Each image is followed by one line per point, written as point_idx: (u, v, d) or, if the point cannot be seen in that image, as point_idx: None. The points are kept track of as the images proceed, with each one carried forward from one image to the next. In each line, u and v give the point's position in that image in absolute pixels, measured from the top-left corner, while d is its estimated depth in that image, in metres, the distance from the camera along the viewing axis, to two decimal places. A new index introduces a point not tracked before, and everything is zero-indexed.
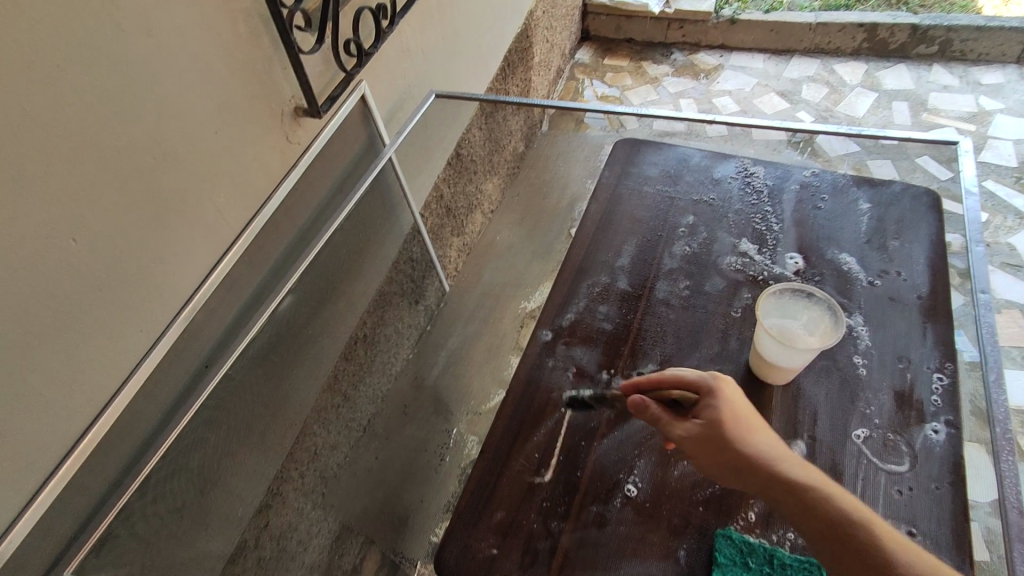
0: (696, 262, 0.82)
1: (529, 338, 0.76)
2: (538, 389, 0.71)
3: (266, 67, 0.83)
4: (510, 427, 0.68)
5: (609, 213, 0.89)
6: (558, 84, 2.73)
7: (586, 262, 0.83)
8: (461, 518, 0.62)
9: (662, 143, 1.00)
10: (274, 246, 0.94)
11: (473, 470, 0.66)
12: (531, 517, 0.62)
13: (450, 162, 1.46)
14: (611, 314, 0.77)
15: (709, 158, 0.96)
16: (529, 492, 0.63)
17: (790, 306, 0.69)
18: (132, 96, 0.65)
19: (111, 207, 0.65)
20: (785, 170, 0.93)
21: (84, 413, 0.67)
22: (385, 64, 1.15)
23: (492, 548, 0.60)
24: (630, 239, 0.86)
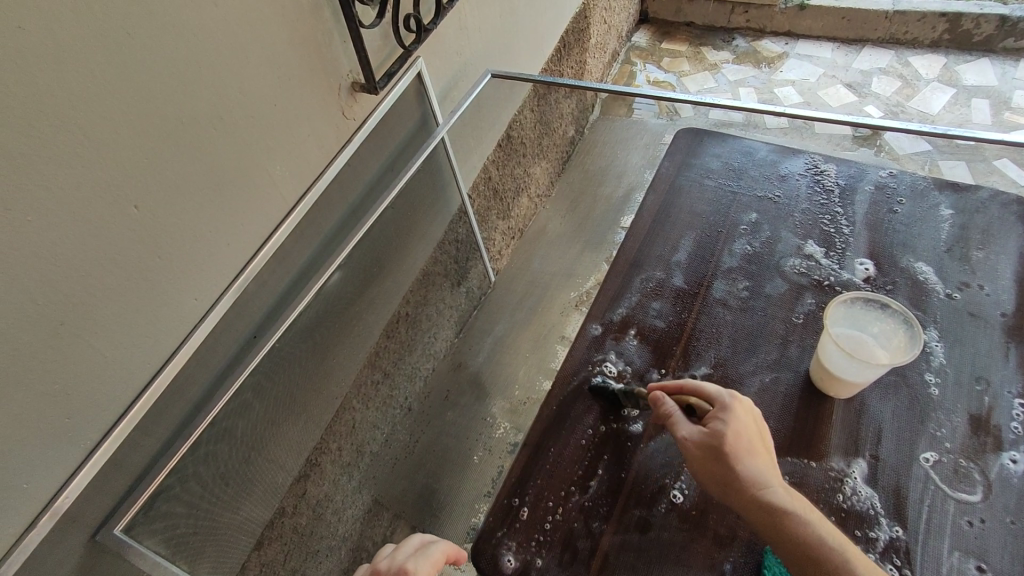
0: (757, 262, 0.78)
1: (578, 331, 0.74)
2: (585, 384, 0.69)
3: (327, 40, 0.83)
4: (555, 421, 0.67)
5: (667, 206, 0.86)
6: (613, 68, 2.66)
7: (640, 255, 0.80)
8: (499, 511, 0.62)
9: (726, 134, 0.95)
10: (325, 221, 0.94)
11: (513, 463, 0.64)
12: (571, 516, 0.60)
13: (500, 144, 1.44)
14: (664, 312, 0.74)
15: (776, 152, 0.91)
16: (570, 490, 0.62)
17: (860, 316, 0.65)
18: (196, 66, 0.65)
19: (174, 176, 0.66)
20: (859, 169, 0.87)
21: (140, 376, 0.69)
22: (442, 41, 1.14)
23: (530, 542, 0.59)
24: (688, 234, 0.82)
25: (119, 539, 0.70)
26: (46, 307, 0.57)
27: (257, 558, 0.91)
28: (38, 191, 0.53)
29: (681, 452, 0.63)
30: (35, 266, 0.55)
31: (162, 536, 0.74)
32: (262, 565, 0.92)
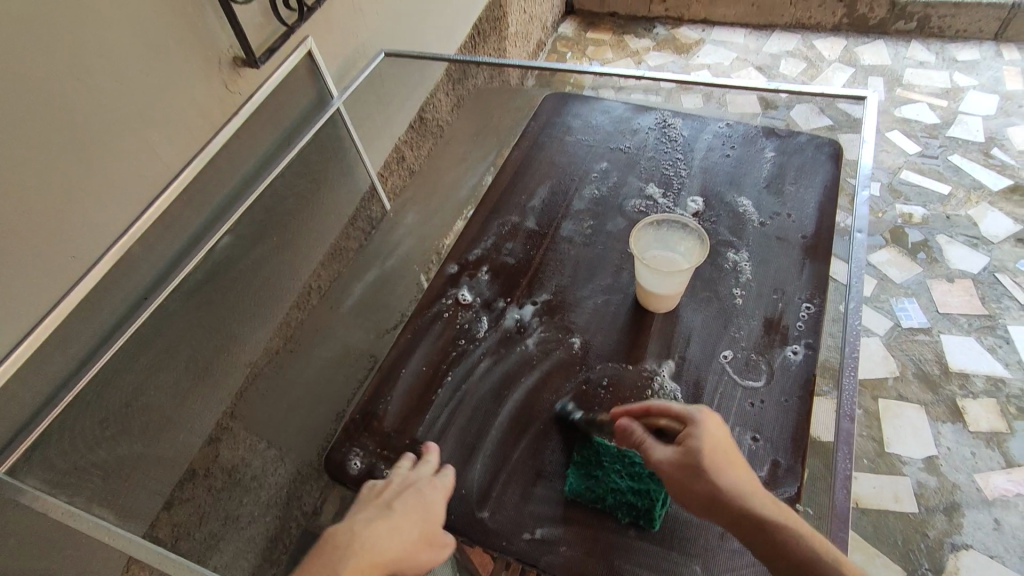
0: (603, 204, 0.86)
1: (437, 272, 0.81)
2: (437, 315, 0.76)
3: (200, 15, 0.88)
4: (408, 347, 0.73)
5: (529, 160, 0.94)
6: (539, 57, 2.74)
7: (500, 203, 0.88)
8: (357, 426, 0.68)
9: (590, 96, 1.04)
10: (215, 189, 0.99)
11: (366, 387, 0.71)
12: (414, 426, 0.67)
13: (412, 125, 1.50)
14: (515, 251, 0.82)
15: (632, 110, 1.00)
16: (413, 403, 0.69)
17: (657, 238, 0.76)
18: (54, 35, 0.70)
19: (35, 136, 0.71)
20: (702, 121, 0.97)
21: (14, 328, 0.73)
22: (334, 21, 1.19)
23: (373, 451, 0.66)
24: (545, 183, 0.90)
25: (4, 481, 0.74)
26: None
27: (166, 516, 0.91)
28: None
29: (517, 367, 0.71)
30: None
31: (47, 480, 0.77)
32: (173, 524, 0.91)
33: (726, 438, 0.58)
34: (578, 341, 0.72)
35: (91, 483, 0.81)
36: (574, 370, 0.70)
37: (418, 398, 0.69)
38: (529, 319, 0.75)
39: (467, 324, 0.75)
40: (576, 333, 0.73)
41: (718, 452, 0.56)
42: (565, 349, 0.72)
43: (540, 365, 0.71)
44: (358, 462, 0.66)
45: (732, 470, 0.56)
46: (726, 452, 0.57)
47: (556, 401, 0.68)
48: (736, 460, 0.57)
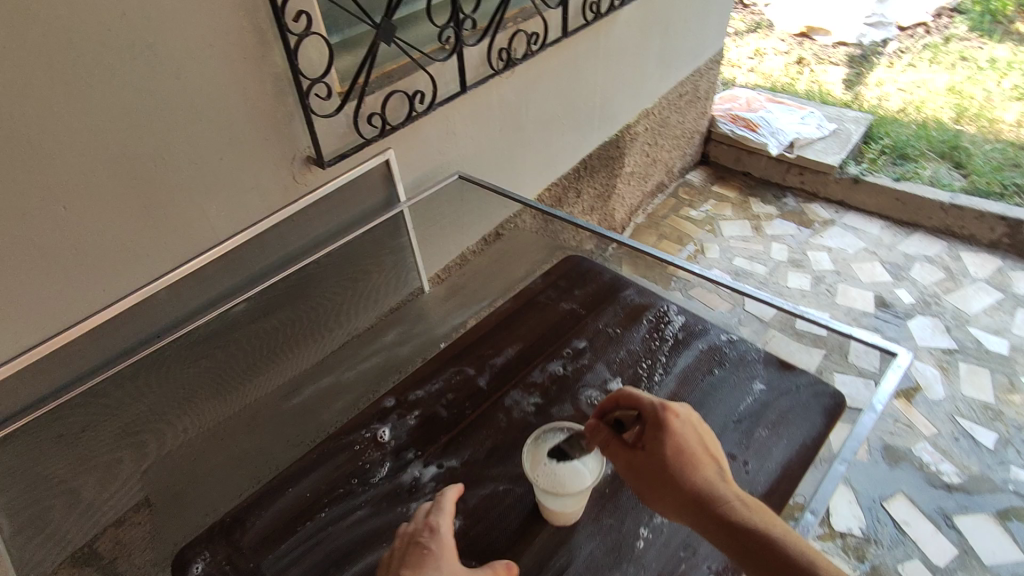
0: (560, 384, 0.87)
1: (374, 401, 0.85)
2: (347, 445, 0.79)
3: (286, 119, 1.03)
4: (306, 466, 0.77)
5: (514, 315, 0.97)
6: (656, 198, 2.72)
7: (464, 350, 0.91)
8: (221, 530, 0.71)
9: (605, 269, 1.05)
10: (257, 259, 1.11)
11: (252, 492, 0.75)
12: (268, 550, 0.69)
13: (485, 237, 1.55)
14: (451, 405, 0.84)
15: (637, 296, 1.00)
16: (280, 527, 0.71)
17: (544, 450, 0.76)
18: (149, 119, 0.86)
19: (101, 193, 0.86)
20: (701, 327, 0.95)
21: (29, 337, 0.86)
22: (423, 139, 1.32)
23: (220, 561, 0.69)
24: (516, 343, 0.93)
25: None
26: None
27: (111, 533, 0.96)
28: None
29: (388, 528, 0.72)
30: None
31: None
32: (115, 543, 0.95)
33: (701, 435, 0.71)
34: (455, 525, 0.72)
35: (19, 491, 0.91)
36: None
37: (286, 522, 0.72)
38: (426, 481, 0.76)
39: (368, 464, 0.77)
40: (461, 515, 0.73)
41: (686, 451, 0.70)
42: None
43: None
44: (201, 566, 0.69)
45: (695, 463, 0.70)
46: (690, 447, 0.70)
47: None
48: (701, 455, 0.70)
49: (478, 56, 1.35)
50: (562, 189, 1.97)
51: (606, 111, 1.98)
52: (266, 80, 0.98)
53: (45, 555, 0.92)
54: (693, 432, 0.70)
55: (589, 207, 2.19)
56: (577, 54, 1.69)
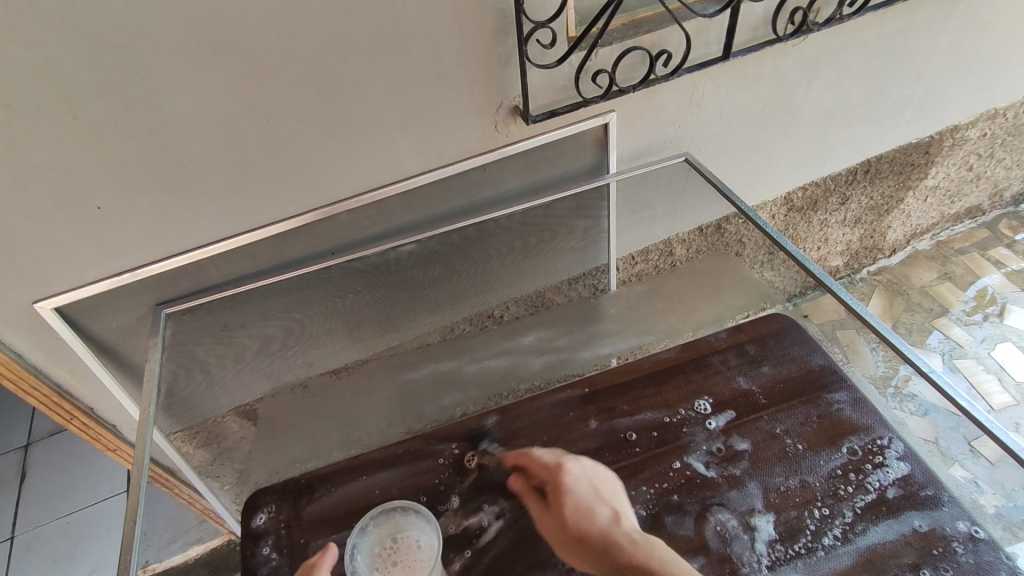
0: (695, 490, 0.75)
1: (480, 415, 0.83)
2: (430, 454, 0.79)
3: (500, 62, 0.92)
4: (387, 457, 0.79)
5: (671, 373, 0.85)
6: (961, 224, 2.04)
7: (593, 396, 0.83)
8: (288, 492, 0.76)
9: (820, 351, 0.86)
10: (439, 202, 1.06)
11: (329, 465, 0.78)
12: (318, 528, 0.73)
13: (703, 228, 1.23)
14: (553, 455, 0.78)
15: (851, 409, 0.80)
16: (339, 514, 0.73)
17: (392, 531, 0.70)
18: (357, 43, 0.82)
19: (300, 110, 0.86)
20: (928, 494, 0.73)
21: (224, 229, 0.93)
22: (656, 104, 1.11)
23: (281, 516, 0.74)
24: (660, 411, 0.81)
25: (161, 316, 0.97)
26: (173, 153, 0.83)
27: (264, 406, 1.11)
28: (191, 75, 0.77)
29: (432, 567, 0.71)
30: (174, 124, 0.80)
31: (181, 331, 0.99)
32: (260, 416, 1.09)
33: (594, 486, 0.71)
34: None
35: (180, 360, 1.00)
36: None
37: (344, 508, 0.74)
38: (487, 536, 0.72)
39: (443, 486, 0.76)
40: None
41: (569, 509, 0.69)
42: None
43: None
44: (264, 518, 0.74)
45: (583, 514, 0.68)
46: (585, 503, 0.69)
47: None
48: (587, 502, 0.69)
49: (761, 13, 1.05)
50: (823, 192, 1.57)
51: (928, 106, 1.47)
52: (486, 14, 0.86)
53: (210, 407, 1.07)
54: (584, 480, 0.71)
55: (853, 218, 1.73)
56: (912, 24, 1.24)
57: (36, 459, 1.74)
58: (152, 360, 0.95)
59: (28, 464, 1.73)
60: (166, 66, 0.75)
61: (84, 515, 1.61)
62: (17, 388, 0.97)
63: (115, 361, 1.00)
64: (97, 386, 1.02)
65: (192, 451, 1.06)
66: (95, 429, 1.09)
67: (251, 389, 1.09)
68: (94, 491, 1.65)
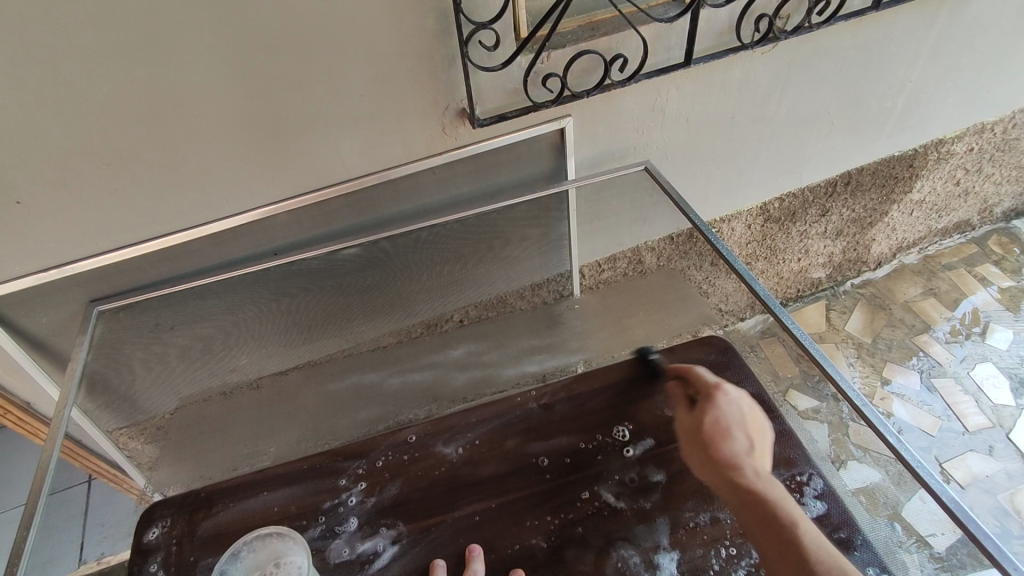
0: (599, 523, 0.71)
1: (397, 430, 0.80)
2: (336, 470, 0.76)
3: (443, 64, 0.89)
4: (294, 470, 0.76)
5: (594, 396, 0.82)
6: (949, 239, 2.00)
7: (511, 416, 0.80)
8: (186, 505, 0.73)
9: (750, 379, 0.87)
10: (387, 205, 1.03)
11: (232, 477, 0.76)
12: (209, 547, 0.70)
13: (671, 237, 1.15)
14: (460, 476, 0.75)
15: (774, 443, 0.78)
16: (232, 532, 0.71)
17: (268, 556, 0.66)
18: (287, 42, 0.79)
19: (228, 107, 0.83)
20: (841, 536, 0.71)
21: (157, 227, 0.91)
22: (616, 110, 1.07)
23: (174, 531, 0.71)
24: (573, 437, 0.78)
25: (91, 313, 0.96)
26: (95, 150, 0.80)
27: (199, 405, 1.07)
28: (111, 70, 0.75)
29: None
30: (94, 120, 0.78)
31: (113, 329, 0.97)
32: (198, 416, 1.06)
33: (752, 416, 0.71)
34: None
35: (115, 357, 0.99)
36: None
37: (239, 527, 0.71)
38: (380, 562, 0.69)
39: (342, 505, 0.73)
40: None
41: (716, 427, 0.70)
42: None
43: None
44: (157, 533, 0.72)
45: (731, 453, 0.67)
46: (743, 425, 0.70)
47: None
48: (749, 427, 0.69)
49: (725, 19, 1.02)
50: (802, 204, 1.53)
51: (910, 118, 1.43)
52: (426, 15, 0.83)
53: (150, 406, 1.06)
54: (743, 406, 0.71)
55: (835, 229, 1.69)
56: (891, 33, 1.19)
57: None
58: (75, 360, 0.94)
59: None
60: (81, 61, 0.73)
61: None
62: None
63: (47, 356, 0.98)
64: (32, 381, 1.01)
65: (139, 448, 1.04)
66: (33, 424, 1.08)
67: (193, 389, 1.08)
68: None
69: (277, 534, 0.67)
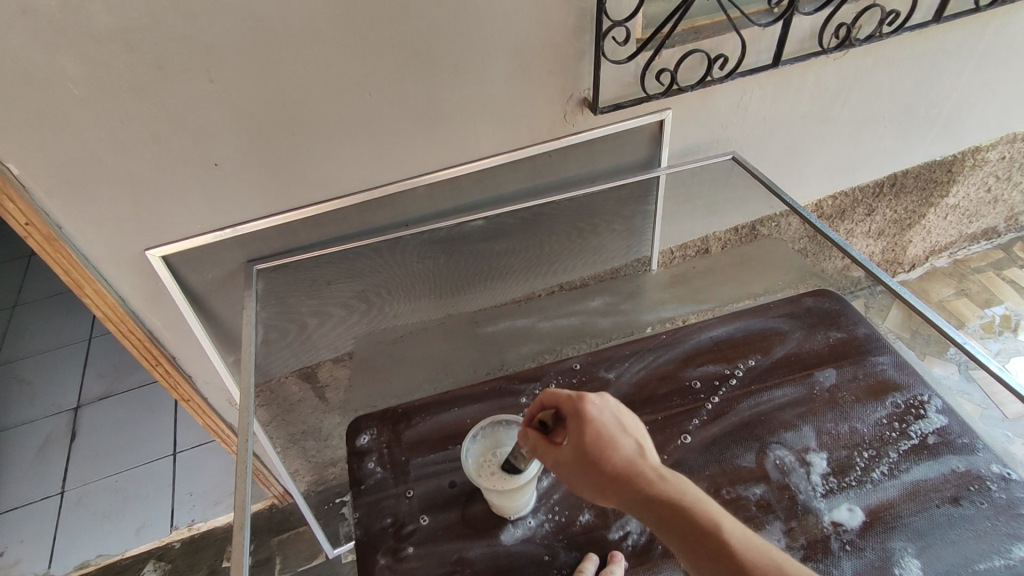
0: (755, 430, 0.85)
1: (563, 358, 0.95)
2: (514, 390, 0.91)
3: (576, 55, 1.02)
4: (477, 391, 0.91)
5: (730, 333, 0.96)
6: (977, 245, 2.13)
7: (661, 347, 0.95)
8: (389, 417, 0.89)
9: (865, 323, 0.96)
10: (508, 184, 1.15)
11: (424, 397, 0.92)
12: (415, 448, 0.85)
13: (737, 229, 1.33)
14: (623, 395, 0.89)
15: (893, 370, 0.90)
16: (434, 438, 0.86)
17: (500, 441, 0.81)
18: (455, 31, 0.92)
19: (398, 88, 0.95)
20: (965, 441, 0.82)
21: (317, 194, 1.03)
22: (709, 104, 1.20)
23: (382, 437, 0.87)
24: (720, 363, 0.92)
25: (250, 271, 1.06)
26: (285, 121, 0.92)
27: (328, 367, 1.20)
28: (316, 50, 0.87)
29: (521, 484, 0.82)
30: (290, 93, 0.90)
31: (264, 287, 1.08)
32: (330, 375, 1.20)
33: (615, 419, 0.67)
34: (539, 522, 0.78)
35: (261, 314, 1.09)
36: (559, 523, 0.78)
37: (436, 435, 0.86)
38: None
39: None
40: (588, 513, 0.79)
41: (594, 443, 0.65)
42: (572, 514, 0.79)
43: (548, 497, 0.81)
44: (366, 439, 0.87)
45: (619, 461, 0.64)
46: (614, 430, 0.66)
47: (527, 535, 0.77)
48: (619, 439, 0.66)
49: (809, 27, 1.16)
50: (852, 202, 1.66)
51: (953, 126, 1.57)
52: (570, 12, 0.96)
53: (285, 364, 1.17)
54: (607, 413, 0.67)
55: (878, 229, 1.82)
56: (943, 46, 1.34)
57: (87, 421, 1.83)
58: (250, 308, 1.04)
59: (79, 425, 1.82)
60: (293, 43, 0.85)
61: (131, 475, 1.70)
62: (115, 330, 1.06)
63: (203, 312, 1.09)
64: (183, 335, 1.11)
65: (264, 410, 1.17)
66: (174, 378, 1.17)
67: (319, 350, 1.19)
68: (142, 453, 1.74)
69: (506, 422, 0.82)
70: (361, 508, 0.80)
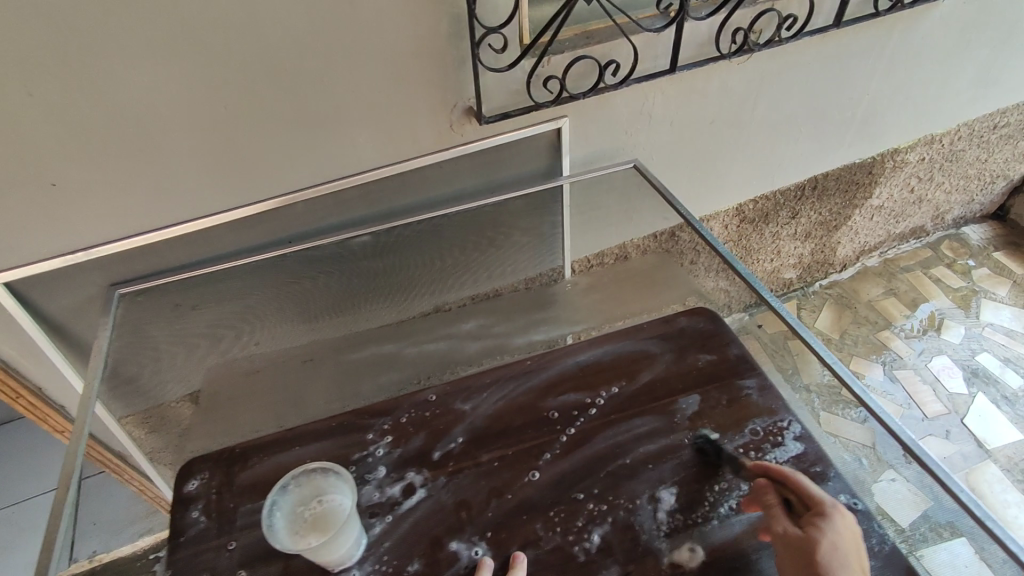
0: (608, 465, 0.82)
1: (420, 391, 0.93)
2: (360, 428, 0.88)
3: (453, 64, 0.97)
4: (322, 428, 0.89)
5: (597, 359, 0.94)
6: (905, 244, 2.15)
7: (524, 376, 0.93)
8: (224, 459, 0.86)
9: (737, 343, 0.94)
10: (396, 197, 1.11)
11: (264, 436, 0.89)
12: (244, 494, 0.83)
13: (656, 235, 1.30)
14: (472, 430, 0.87)
15: (758, 394, 0.89)
16: (265, 480, 0.84)
17: (317, 491, 0.79)
18: (313, 40, 0.87)
19: (257, 101, 0.89)
20: (818, 469, 0.81)
21: (179, 213, 0.96)
22: (607, 112, 1.17)
23: (214, 481, 0.84)
24: (581, 392, 0.90)
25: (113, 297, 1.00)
26: (129, 137, 0.86)
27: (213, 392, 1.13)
28: (154, 62, 0.81)
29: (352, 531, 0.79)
30: (131, 108, 0.83)
31: (129, 311, 1.02)
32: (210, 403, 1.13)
33: (854, 543, 0.69)
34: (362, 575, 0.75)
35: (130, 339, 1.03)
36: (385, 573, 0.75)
37: (270, 478, 0.84)
38: (409, 499, 0.81)
39: (370, 456, 0.85)
40: (416, 562, 0.76)
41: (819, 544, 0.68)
42: (401, 564, 0.76)
43: (379, 545, 0.77)
44: (196, 484, 0.84)
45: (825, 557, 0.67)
46: (850, 551, 0.68)
47: None
48: (850, 559, 0.68)
49: (705, 32, 1.13)
50: (774, 206, 1.65)
51: (869, 128, 1.56)
52: (440, 20, 0.91)
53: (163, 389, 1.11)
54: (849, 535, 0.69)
55: (804, 232, 1.82)
56: (849, 50, 1.33)
57: None
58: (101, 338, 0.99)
59: None
60: (125, 55, 0.79)
61: (34, 502, 1.62)
62: None
63: (65, 339, 1.02)
64: (45, 364, 1.04)
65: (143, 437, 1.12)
66: (43, 409, 1.11)
67: (201, 374, 1.13)
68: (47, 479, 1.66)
69: (320, 471, 0.79)
70: (177, 561, 0.77)
